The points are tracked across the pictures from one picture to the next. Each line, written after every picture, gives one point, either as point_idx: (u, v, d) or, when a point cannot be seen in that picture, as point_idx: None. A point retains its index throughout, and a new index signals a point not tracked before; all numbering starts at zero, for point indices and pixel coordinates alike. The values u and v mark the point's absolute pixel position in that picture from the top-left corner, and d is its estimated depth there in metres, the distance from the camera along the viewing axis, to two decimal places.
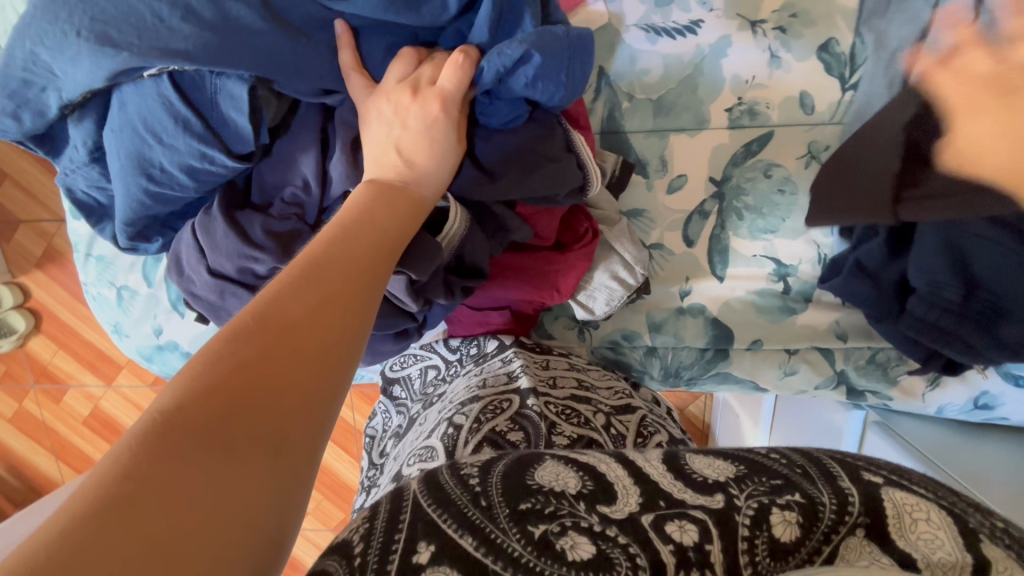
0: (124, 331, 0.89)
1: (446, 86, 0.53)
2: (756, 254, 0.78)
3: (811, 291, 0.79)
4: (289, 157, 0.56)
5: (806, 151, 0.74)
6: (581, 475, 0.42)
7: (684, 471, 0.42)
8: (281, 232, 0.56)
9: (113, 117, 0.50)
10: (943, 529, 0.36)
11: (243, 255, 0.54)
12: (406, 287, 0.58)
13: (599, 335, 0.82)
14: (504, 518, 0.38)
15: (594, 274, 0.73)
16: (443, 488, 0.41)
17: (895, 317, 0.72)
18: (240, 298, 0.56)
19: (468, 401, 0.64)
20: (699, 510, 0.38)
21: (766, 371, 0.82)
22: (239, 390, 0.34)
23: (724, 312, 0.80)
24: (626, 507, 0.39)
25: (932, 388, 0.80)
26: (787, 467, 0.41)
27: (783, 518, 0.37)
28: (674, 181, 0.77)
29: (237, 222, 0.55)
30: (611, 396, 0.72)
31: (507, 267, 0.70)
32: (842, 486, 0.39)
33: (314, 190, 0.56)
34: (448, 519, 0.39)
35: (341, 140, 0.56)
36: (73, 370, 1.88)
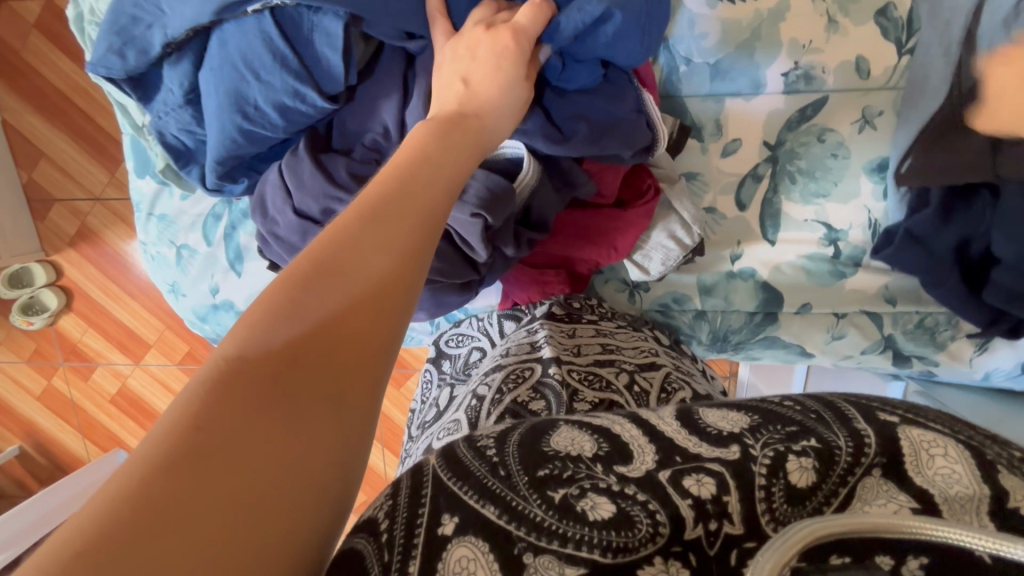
0: (181, 290, 0.91)
1: (523, 22, 0.53)
2: (807, 219, 0.80)
3: (861, 256, 0.80)
4: (372, 103, 0.58)
5: (860, 116, 0.76)
6: (595, 437, 0.43)
7: (698, 424, 0.43)
8: (363, 175, 0.58)
9: (212, 53, 0.52)
10: (960, 462, 0.37)
11: (329, 195, 0.56)
12: (481, 232, 0.59)
13: (649, 297, 0.84)
14: (523, 485, 0.40)
15: (651, 233, 0.74)
16: (461, 461, 0.43)
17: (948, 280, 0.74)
18: None
19: (491, 371, 0.67)
20: (715, 463, 0.39)
21: (813, 335, 0.83)
22: (299, 346, 0.34)
23: (774, 276, 0.81)
24: (642, 465, 0.41)
25: (980, 352, 0.81)
26: (801, 414, 0.41)
27: (799, 465, 0.38)
28: (728, 145, 0.79)
29: (323, 164, 0.57)
30: (636, 355, 0.71)
31: (569, 223, 0.72)
32: (858, 428, 0.39)
33: (394, 136, 0.58)
34: (468, 491, 0.40)
35: (422, 86, 0.57)
36: (103, 349, 1.91)
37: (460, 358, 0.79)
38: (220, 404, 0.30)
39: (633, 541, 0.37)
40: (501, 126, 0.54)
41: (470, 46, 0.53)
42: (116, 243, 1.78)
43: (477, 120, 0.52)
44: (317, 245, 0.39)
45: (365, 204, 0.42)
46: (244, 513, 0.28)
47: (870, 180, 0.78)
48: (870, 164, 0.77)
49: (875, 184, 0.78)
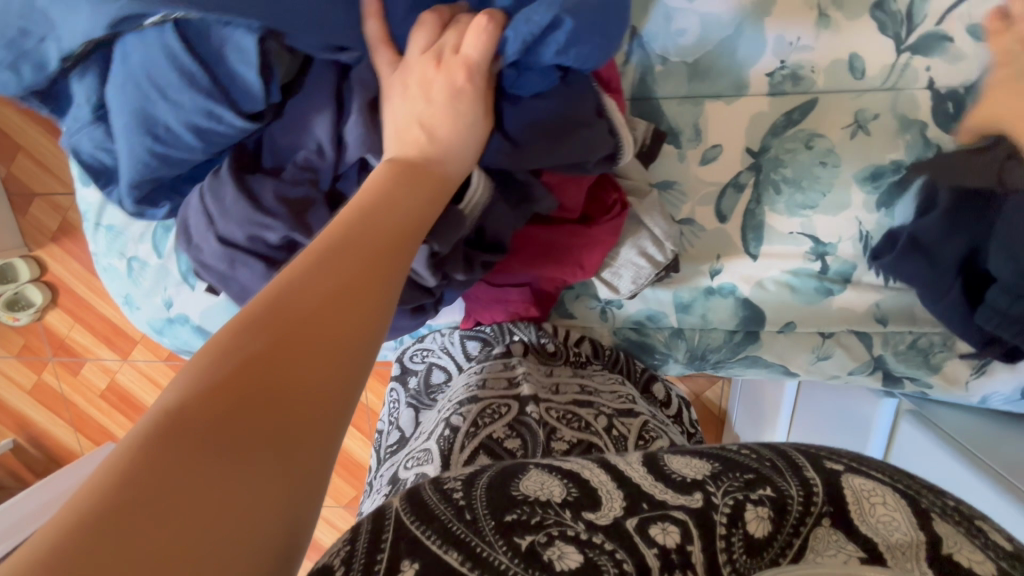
0: (135, 302, 0.87)
1: (473, 55, 0.49)
2: (792, 231, 0.74)
3: (851, 272, 0.74)
4: (302, 118, 0.52)
5: (853, 120, 0.69)
6: (565, 483, 0.41)
7: (664, 472, 0.42)
8: (294, 198, 0.52)
9: (114, 67, 0.45)
10: (899, 510, 0.38)
11: (255, 222, 0.51)
12: (428, 259, 0.54)
13: (623, 315, 0.79)
14: (489, 530, 0.37)
15: (620, 250, 0.69)
16: (425, 504, 0.39)
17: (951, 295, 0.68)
18: (251, 268, 0.54)
19: (465, 401, 0.61)
20: (679, 511, 0.38)
21: (798, 355, 0.78)
22: (246, 382, 0.31)
23: (756, 293, 0.76)
24: (610, 512, 0.39)
25: (977, 375, 0.75)
26: (756, 462, 0.41)
27: (756, 514, 0.38)
28: (708, 151, 0.73)
29: (248, 186, 0.52)
30: (614, 399, 0.68)
31: (530, 240, 0.65)
32: (808, 476, 0.39)
33: (328, 154, 0.53)
34: (431, 536, 0.37)
35: (357, 102, 0.51)
36: (90, 345, 1.89)
37: (419, 376, 0.76)
38: (148, 467, 0.26)
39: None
40: (462, 165, 0.51)
41: (418, 80, 0.49)
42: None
43: (435, 159, 0.49)
44: (269, 286, 0.36)
45: (323, 240, 0.40)
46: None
47: (862, 190, 0.71)
48: (861, 175, 0.71)
49: (868, 194, 0.71)
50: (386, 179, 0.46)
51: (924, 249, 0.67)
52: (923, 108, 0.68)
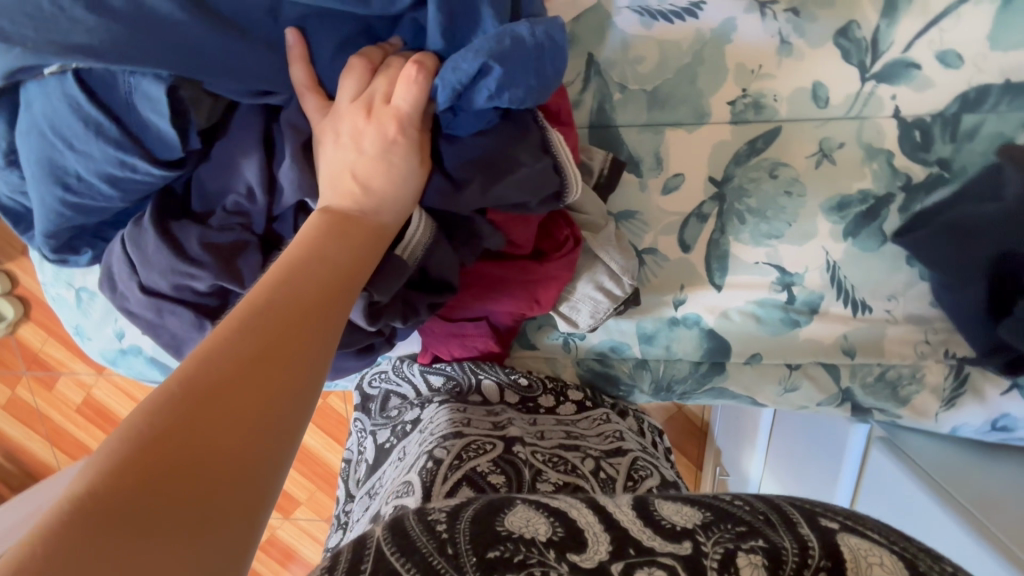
0: (86, 333, 0.84)
1: (403, 105, 0.47)
2: (757, 261, 0.72)
3: (818, 303, 0.72)
4: (229, 162, 0.49)
5: (817, 149, 0.67)
6: (551, 521, 0.43)
7: (652, 516, 0.44)
8: (222, 244, 0.50)
9: (18, 118, 0.43)
10: (895, 573, 0.39)
11: (178, 272, 0.49)
12: (365, 308, 0.52)
13: (585, 346, 0.77)
14: (470, 567, 0.40)
15: (576, 284, 0.67)
16: (408, 534, 0.43)
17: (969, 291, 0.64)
18: (179, 316, 0.51)
19: (448, 435, 0.60)
20: (667, 557, 0.40)
21: (765, 387, 0.76)
22: (163, 460, 0.30)
23: (720, 324, 0.74)
24: (596, 555, 0.41)
25: (946, 408, 0.73)
26: (750, 514, 0.43)
27: (749, 561, 0.39)
28: (669, 180, 0.70)
29: (172, 234, 0.49)
30: (602, 441, 0.68)
31: (479, 277, 0.64)
32: (802, 533, 0.41)
33: (258, 198, 0.50)
34: (410, 568, 0.40)
35: (289, 146, 0.49)
36: (65, 358, 1.86)
37: (376, 402, 0.76)
38: (41, 570, 0.25)
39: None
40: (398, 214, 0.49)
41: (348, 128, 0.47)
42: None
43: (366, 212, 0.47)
44: (186, 360, 0.35)
45: (247, 302, 0.38)
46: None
47: (828, 220, 0.69)
48: (826, 204, 0.69)
49: (834, 223, 0.69)
50: (306, 234, 0.44)
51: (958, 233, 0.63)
52: (889, 137, 0.66)
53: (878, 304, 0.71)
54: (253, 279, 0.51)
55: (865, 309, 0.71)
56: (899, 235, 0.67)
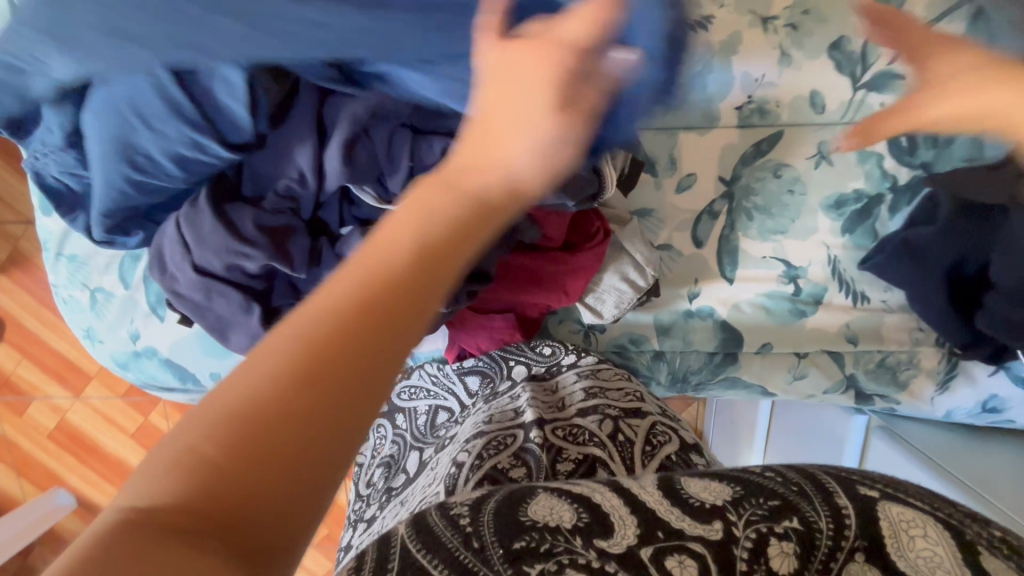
0: (98, 336, 0.83)
1: (575, 36, 0.37)
2: (765, 255, 0.77)
3: (822, 294, 0.77)
4: (284, 147, 0.51)
5: (816, 152, 0.74)
6: (575, 508, 0.44)
7: (680, 496, 0.45)
8: (273, 227, 0.52)
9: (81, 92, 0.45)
10: (940, 544, 0.40)
11: (232, 251, 0.50)
12: None
13: (605, 339, 0.80)
14: (498, 560, 0.41)
15: (603, 275, 0.71)
16: (432, 530, 0.43)
17: (936, 300, 0.70)
18: (228, 298, 0.52)
19: (472, 436, 0.60)
20: (697, 542, 0.41)
21: (775, 376, 0.80)
22: (221, 487, 0.24)
23: (732, 315, 0.78)
24: (623, 540, 0.42)
25: (941, 392, 0.79)
26: (783, 486, 0.44)
27: (781, 550, 0.40)
28: (683, 180, 0.75)
29: (226, 214, 0.51)
30: (622, 399, 0.68)
31: (513, 268, 0.67)
32: (839, 505, 0.42)
33: (309, 183, 0.52)
34: (438, 564, 0.41)
35: (340, 132, 0.50)
36: (39, 381, 1.77)
37: (420, 414, 0.73)
38: None
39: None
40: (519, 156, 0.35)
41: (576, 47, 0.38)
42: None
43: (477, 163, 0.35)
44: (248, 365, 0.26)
45: (326, 300, 0.28)
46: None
47: (827, 217, 0.75)
48: (825, 202, 0.75)
49: (832, 220, 0.75)
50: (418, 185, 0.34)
51: (916, 252, 0.69)
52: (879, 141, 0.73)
53: (875, 295, 0.76)
54: (303, 262, 0.53)
55: (865, 299, 0.77)
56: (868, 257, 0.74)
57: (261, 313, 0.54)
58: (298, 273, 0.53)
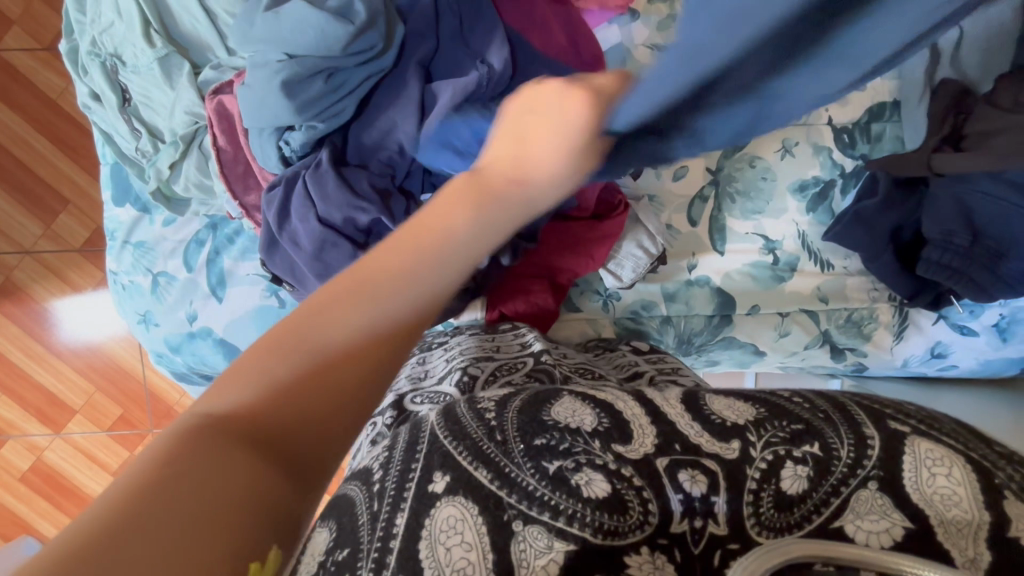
0: (155, 319, 0.88)
1: None
2: (747, 231, 0.93)
3: (796, 262, 0.93)
4: (389, 122, 0.63)
5: (781, 146, 0.92)
6: (596, 413, 0.46)
7: (703, 413, 0.45)
8: (381, 188, 0.63)
9: (275, 54, 0.57)
10: (963, 485, 0.38)
11: (352, 206, 0.60)
12: None
13: (621, 305, 0.92)
14: (518, 454, 0.43)
15: (622, 245, 0.84)
16: (461, 419, 0.46)
17: (884, 258, 0.86)
18: (339, 247, 0.61)
19: (484, 357, 0.68)
20: (711, 459, 0.42)
21: (763, 333, 0.94)
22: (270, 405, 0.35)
23: (725, 282, 0.93)
24: (641, 447, 0.43)
25: (898, 341, 0.94)
26: (809, 412, 0.44)
27: (793, 473, 0.41)
28: (678, 170, 0.92)
29: (344, 177, 0.61)
30: (617, 370, 0.75)
31: (552, 235, 0.81)
32: (864, 433, 0.41)
33: (407, 153, 0.64)
34: (462, 451, 0.44)
35: (438, 110, 0.62)
36: (17, 420, 1.66)
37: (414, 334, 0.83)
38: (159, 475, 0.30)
39: (622, 526, 0.40)
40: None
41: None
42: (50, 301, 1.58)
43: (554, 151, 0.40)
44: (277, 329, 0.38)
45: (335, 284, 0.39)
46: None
47: (793, 198, 0.93)
48: (791, 186, 0.93)
49: (798, 201, 0.93)
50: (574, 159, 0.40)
51: (864, 220, 0.85)
52: (828, 138, 0.91)
53: (838, 263, 0.93)
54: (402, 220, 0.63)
55: (830, 266, 0.93)
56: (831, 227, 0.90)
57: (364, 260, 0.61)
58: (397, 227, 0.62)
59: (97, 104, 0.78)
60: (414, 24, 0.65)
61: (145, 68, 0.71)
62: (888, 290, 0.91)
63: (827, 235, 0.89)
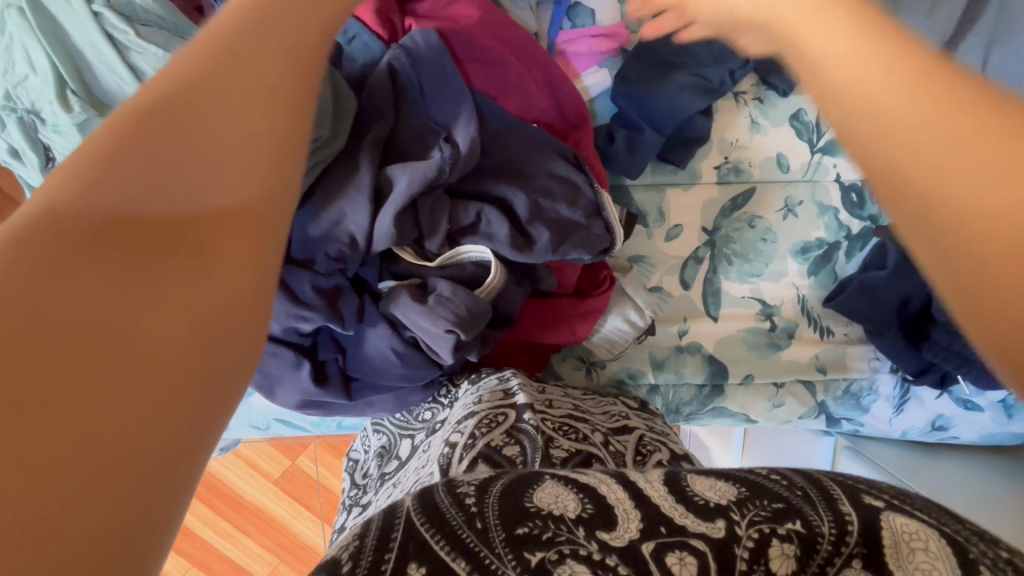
0: None
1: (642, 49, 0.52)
2: (743, 295, 0.86)
3: (794, 329, 0.87)
4: (342, 213, 0.59)
5: (783, 205, 0.85)
6: (580, 497, 0.38)
7: (684, 492, 0.38)
8: (327, 288, 0.60)
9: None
10: (942, 560, 0.32)
11: (291, 315, 0.58)
12: (451, 346, 0.61)
13: (606, 373, 0.84)
14: (499, 543, 0.35)
15: (607, 318, 0.77)
16: (437, 506, 0.37)
17: (890, 332, 0.80)
18: (279, 356, 0.60)
19: (463, 418, 0.59)
20: (698, 539, 0.35)
21: (756, 404, 0.88)
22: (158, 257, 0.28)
23: (718, 349, 0.86)
24: (625, 533, 0.36)
25: (898, 412, 0.89)
26: (787, 489, 0.38)
27: (781, 551, 0.34)
28: (671, 230, 0.85)
29: (284, 282, 0.58)
30: (607, 419, 0.67)
31: (530, 311, 0.73)
32: (842, 510, 0.36)
33: (359, 245, 0.60)
34: (441, 542, 0.34)
35: (393, 206, 0.58)
36: None
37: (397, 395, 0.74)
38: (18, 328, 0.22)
39: None
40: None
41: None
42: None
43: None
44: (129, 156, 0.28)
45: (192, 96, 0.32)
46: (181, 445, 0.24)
47: (794, 260, 0.86)
48: (792, 249, 0.86)
49: (799, 264, 0.86)
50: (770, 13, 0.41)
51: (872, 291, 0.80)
52: (835, 197, 0.85)
53: (838, 329, 0.87)
54: (352, 320, 0.61)
55: (830, 333, 0.87)
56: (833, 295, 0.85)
57: (310, 369, 0.61)
58: (349, 331, 0.61)
59: (17, 162, 0.68)
60: (370, 100, 0.62)
61: (61, 132, 0.62)
62: (890, 362, 0.85)
63: (830, 301, 0.83)
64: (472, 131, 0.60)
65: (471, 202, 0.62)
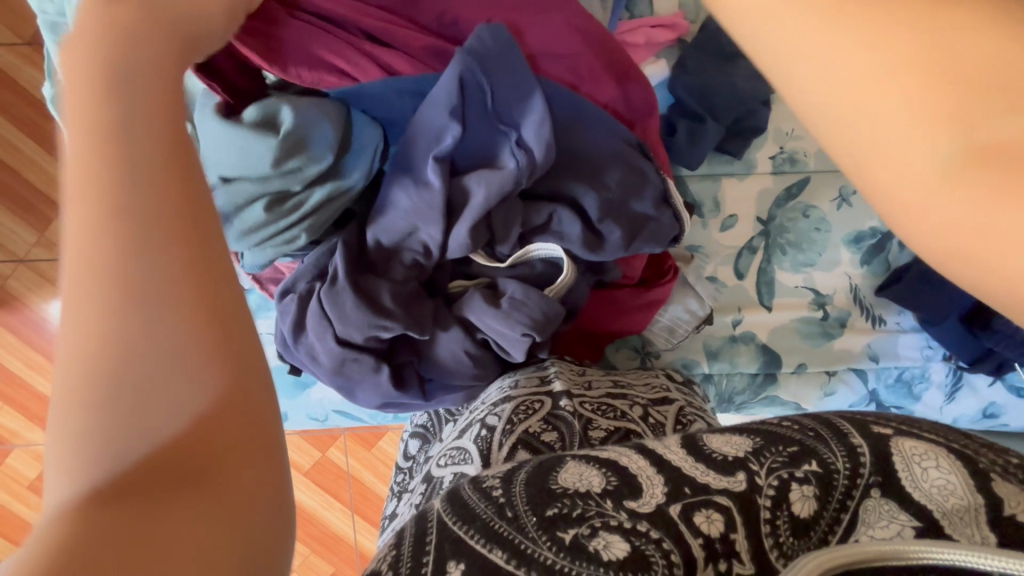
0: None
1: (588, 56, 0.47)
2: (797, 285, 0.86)
3: (846, 318, 0.87)
4: (417, 224, 0.61)
5: (838, 195, 0.85)
6: (603, 471, 0.36)
7: (702, 451, 0.36)
8: (403, 297, 0.61)
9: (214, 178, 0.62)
10: (954, 472, 0.31)
11: (373, 325, 0.59)
12: (527, 347, 0.62)
13: (660, 362, 0.85)
14: (532, 527, 0.33)
15: (668, 308, 0.78)
16: (467, 503, 0.36)
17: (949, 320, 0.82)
18: (361, 362, 0.61)
19: (500, 401, 0.58)
20: (722, 495, 0.33)
21: (808, 393, 0.89)
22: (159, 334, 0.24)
23: (772, 338, 0.87)
24: (651, 498, 0.34)
25: (950, 401, 0.89)
26: (798, 432, 0.35)
27: (802, 494, 0.32)
28: (726, 220, 0.85)
29: (364, 295, 0.60)
30: (646, 390, 0.64)
31: (596, 302, 0.73)
32: (852, 442, 0.33)
33: (433, 254, 0.63)
34: (474, 535, 0.34)
35: (467, 220, 0.60)
36: None
37: None
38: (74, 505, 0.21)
39: None
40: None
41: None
42: (38, 304, 1.19)
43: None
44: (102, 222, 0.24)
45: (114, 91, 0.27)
46: (262, 544, 0.24)
47: (847, 250, 0.86)
48: (846, 238, 0.86)
49: (852, 253, 0.86)
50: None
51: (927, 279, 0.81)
52: None
53: (890, 319, 0.88)
54: (428, 325, 0.62)
55: (882, 322, 0.88)
56: (888, 284, 0.85)
57: (389, 372, 0.62)
58: (426, 335, 0.62)
59: None
60: (428, 116, 0.59)
61: None
62: (943, 350, 0.86)
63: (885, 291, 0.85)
64: (546, 134, 0.59)
65: (543, 204, 0.63)
